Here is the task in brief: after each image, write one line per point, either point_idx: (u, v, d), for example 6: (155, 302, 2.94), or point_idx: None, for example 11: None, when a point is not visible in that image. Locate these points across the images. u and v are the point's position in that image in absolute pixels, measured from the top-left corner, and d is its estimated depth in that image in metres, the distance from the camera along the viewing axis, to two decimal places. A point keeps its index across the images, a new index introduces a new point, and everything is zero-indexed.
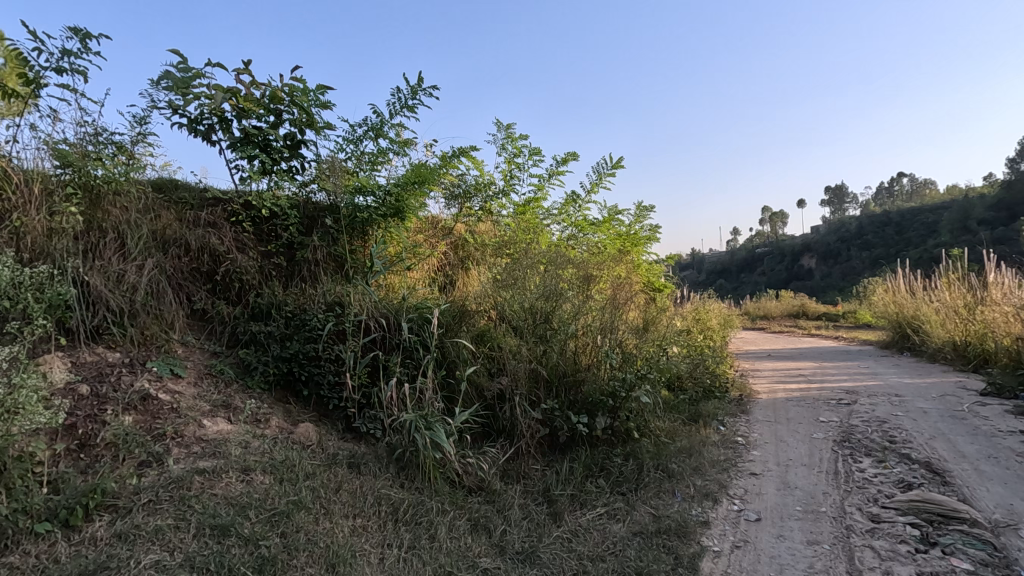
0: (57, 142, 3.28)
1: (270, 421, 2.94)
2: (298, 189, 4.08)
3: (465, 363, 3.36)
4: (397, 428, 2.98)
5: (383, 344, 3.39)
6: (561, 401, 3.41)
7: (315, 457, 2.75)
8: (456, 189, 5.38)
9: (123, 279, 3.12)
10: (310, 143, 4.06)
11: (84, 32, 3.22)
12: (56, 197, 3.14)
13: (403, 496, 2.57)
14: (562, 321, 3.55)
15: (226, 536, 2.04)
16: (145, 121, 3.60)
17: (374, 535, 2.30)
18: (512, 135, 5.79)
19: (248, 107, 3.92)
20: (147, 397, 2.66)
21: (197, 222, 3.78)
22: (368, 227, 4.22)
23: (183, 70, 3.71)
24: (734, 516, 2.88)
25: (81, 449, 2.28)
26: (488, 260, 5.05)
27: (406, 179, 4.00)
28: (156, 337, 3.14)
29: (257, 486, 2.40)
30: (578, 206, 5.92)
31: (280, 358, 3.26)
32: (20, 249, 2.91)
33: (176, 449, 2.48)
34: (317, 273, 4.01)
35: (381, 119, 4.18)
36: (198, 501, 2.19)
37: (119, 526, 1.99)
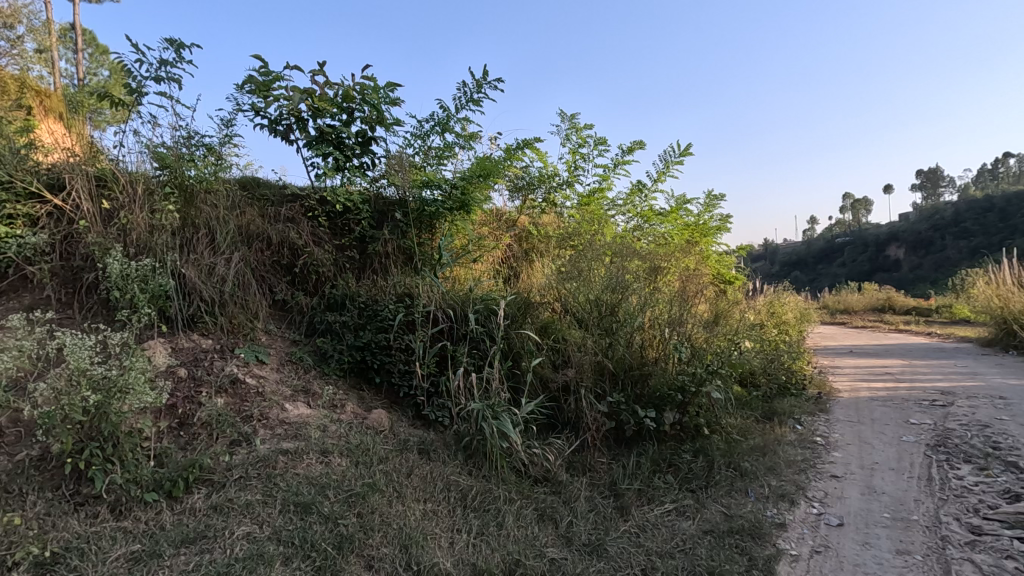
0: (156, 146, 3.58)
1: (346, 407, 3.08)
2: (369, 184, 4.24)
3: (530, 355, 3.38)
4: (465, 417, 3.05)
5: (451, 335, 3.47)
6: (628, 394, 3.35)
7: (387, 443, 2.85)
8: (520, 181, 5.38)
9: (214, 271, 3.36)
10: (380, 140, 4.20)
11: (178, 42, 3.50)
12: (156, 197, 3.43)
13: (472, 483, 2.63)
14: (629, 313, 3.48)
15: (309, 513, 2.17)
16: (232, 124, 3.86)
17: (444, 519, 2.37)
18: (577, 125, 5.72)
19: (323, 106, 4.10)
20: (236, 381, 2.86)
21: (278, 218, 4.00)
22: (436, 221, 4.31)
23: (264, 74, 3.93)
24: (813, 520, 2.74)
25: (181, 427, 2.48)
26: (552, 252, 5.03)
27: (472, 172, 4.04)
28: (243, 326, 3.36)
29: (335, 468, 2.53)
30: (644, 196, 5.77)
31: (354, 347, 3.41)
32: (127, 244, 3.20)
33: (263, 431, 2.66)
34: (387, 265, 4.16)
35: (448, 113, 4.26)
36: (283, 480, 2.34)
37: (215, 499, 2.16)
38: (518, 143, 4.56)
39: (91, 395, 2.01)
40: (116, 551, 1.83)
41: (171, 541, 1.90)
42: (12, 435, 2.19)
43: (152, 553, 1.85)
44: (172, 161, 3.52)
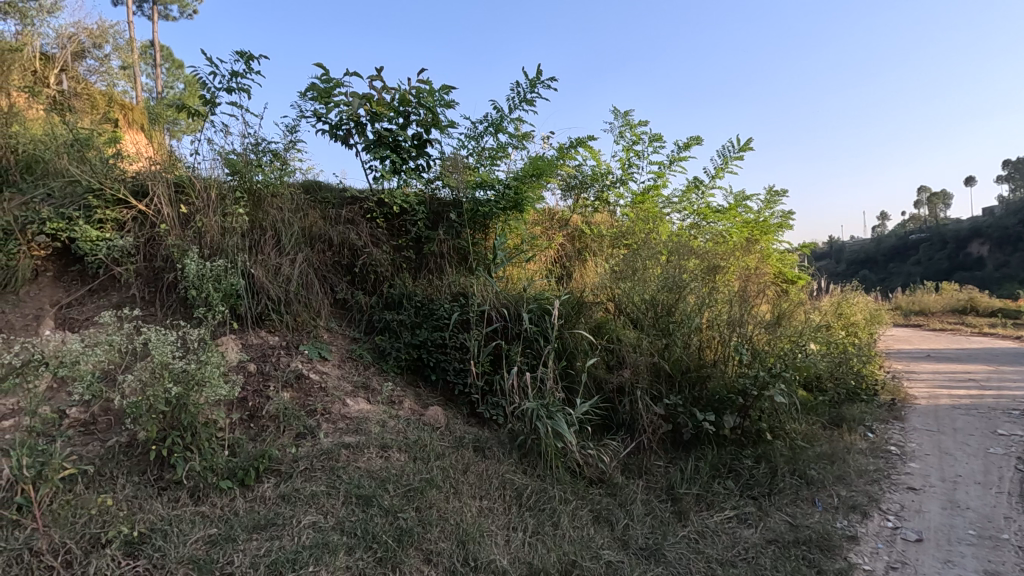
0: (227, 153, 3.78)
1: (403, 403, 3.16)
2: (425, 185, 4.32)
3: (585, 355, 3.36)
4: (519, 416, 3.06)
5: (505, 334, 3.49)
6: (685, 397, 3.27)
7: (443, 439, 2.91)
8: (573, 180, 5.34)
9: (280, 271, 3.53)
10: (435, 142, 4.29)
11: (247, 54, 3.69)
12: (227, 201, 3.62)
13: (527, 482, 2.64)
14: (685, 313, 3.38)
15: (370, 506, 2.24)
16: (296, 131, 4.03)
17: (500, 517, 2.39)
18: (631, 121, 5.62)
19: (381, 110, 4.22)
20: (301, 376, 2.99)
21: (339, 220, 4.15)
22: (489, 220, 4.34)
23: (326, 81, 4.09)
24: (889, 534, 2.58)
25: (251, 419, 2.62)
26: (605, 252, 4.96)
27: (525, 172, 4.03)
28: (306, 324, 3.51)
29: (394, 462, 2.59)
30: (701, 193, 5.61)
31: (410, 344, 3.49)
32: (202, 246, 3.41)
33: (326, 424, 2.77)
34: (442, 265, 4.24)
35: (501, 114, 4.28)
36: (345, 472, 2.43)
37: (283, 488, 2.27)
38: (572, 142, 4.53)
39: (172, 387, 2.14)
40: (196, 534, 1.95)
41: (244, 527, 2.01)
42: (104, 423, 2.39)
43: (227, 537, 1.96)
44: (241, 167, 3.71)
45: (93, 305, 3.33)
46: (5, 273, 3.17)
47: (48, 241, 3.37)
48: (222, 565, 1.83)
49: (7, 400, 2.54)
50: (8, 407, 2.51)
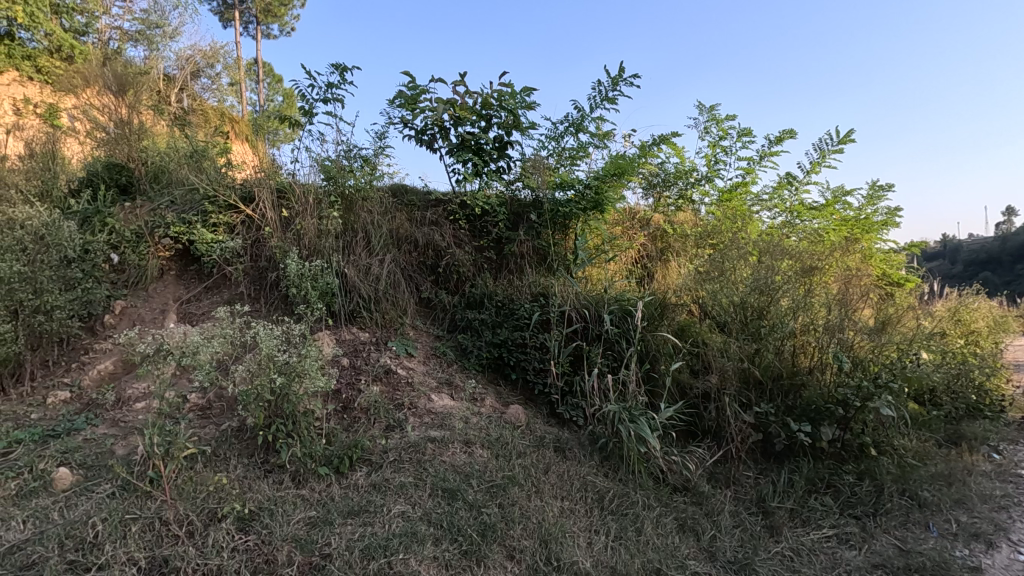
0: (323, 159, 4.01)
1: (485, 401, 3.22)
2: (505, 187, 4.39)
3: (669, 358, 3.26)
4: (600, 418, 3.03)
5: (585, 335, 3.47)
6: (777, 405, 3.09)
7: (525, 438, 2.94)
8: (654, 179, 5.20)
9: (370, 271, 3.72)
10: (516, 144, 4.34)
11: (342, 66, 3.92)
12: (323, 205, 3.85)
13: (609, 486, 2.61)
14: (778, 317, 3.18)
15: (455, 499, 2.31)
16: (384, 137, 4.22)
17: (582, 519, 2.37)
18: (717, 116, 5.39)
19: (464, 114, 4.33)
20: (389, 371, 3.14)
21: (424, 222, 4.31)
22: (569, 221, 4.31)
23: (413, 89, 4.26)
24: (1019, 567, 2.36)
25: (344, 410, 2.76)
26: (689, 252, 4.78)
27: (605, 171, 3.95)
28: (393, 321, 3.67)
29: (477, 458, 2.66)
30: (794, 189, 5.28)
31: (492, 343, 3.55)
32: (301, 247, 3.66)
33: (413, 418, 2.88)
34: (523, 265, 4.29)
35: (582, 114, 4.26)
36: (431, 465, 2.52)
37: (375, 477, 2.39)
38: (655, 140, 4.42)
39: (276, 377, 2.30)
40: (298, 515, 2.10)
41: (340, 512, 2.14)
42: (218, 408, 2.65)
43: (325, 520, 2.09)
44: (335, 173, 3.93)
45: (208, 301, 3.67)
46: (138, 272, 3.59)
47: (172, 243, 3.78)
48: (321, 545, 1.96)
49: (139, 384, 2.86)
50: (141, 390, 2.83)
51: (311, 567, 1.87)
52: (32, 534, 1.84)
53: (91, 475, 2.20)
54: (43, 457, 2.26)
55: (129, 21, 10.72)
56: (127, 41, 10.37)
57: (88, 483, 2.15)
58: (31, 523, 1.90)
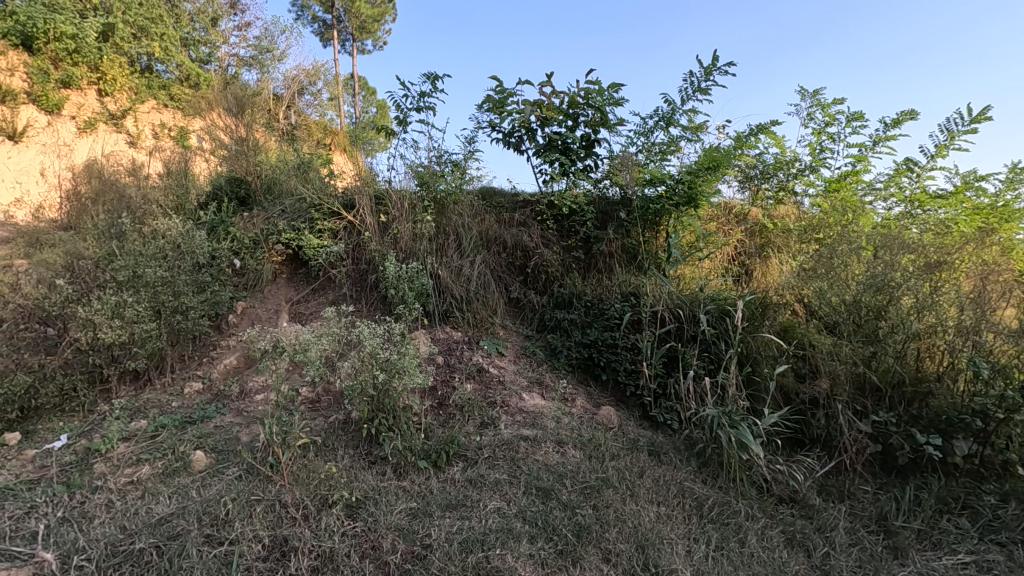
0: (417, 166, 4.19)
1: (576, 401, 3.21)
2: (594, 185, 4.34)
3: (772, 361, 3.07)
4: (696, 423, 2.91)
5: (679, 335, 3.35)
6: (899, 415, 2.81)
7: (617, 440, 2.89)
8: (751, 171, 4.73)
9: (461, 272, 3.84)
10: (604, 141, 4.28)
11: (433, 75, 4.07)
12: (417, 210, 4.02)
13: (709, 493, 2.51)
14: (899, 318, 2.88)
15: (549, 498, 2.32)
16: (474, 142, 4.34)
17: (680, 526, 2.29)
18: (823, 100, 4.99)
19: (550, 115, 4.34)
20: (481, 370, 3.23)
21: (512, 223, 4.37)
22: (660, 218, 4.18)
23: (500, 92, 4.33)
24: None
25: (440, 406, 2.86)
26: (792, 248, 4.52)
27: (699, 165, 3.72)
28: (484, 321, 3.76)
29: (570, 458, 2.65)
30: (914, 175, 4.77)
31: (581, 344, 3.53)
32: (398, 250, 3.85)
33: (506, 416, 2.94)
34: (612, 265, 4.23)
35: (673, 107, 4.12)
36: (525, 463, 2.55)
37: (471, 473, 2.46)
38: (753, 131, 4.17)
39: (378, 373, 2.44)
40: (400, 505, 2.20)
41: (439, 505, 2.22)
42: (327, 402, 2.86)
43: (425, 511, 2.18)
44: (427, 178, 4.09)
45: (316, 302, 3.97)
46: (255, 275, 3.95)
47: (283, 249, 4.12)
48: (422, 536, 2.05)
49: (259, 378, 3.15)
50: (260, 383, 3.12)
51: (414, 556, 1.96)
52: (176, 509, 2.08)
53: (221, 459, 2.45)
54: (183, 441, 2.55)
55: (244, 47, 11.79)
56: (242, 66, 11.39)
57: (219, 466, 2.40)
58: (175, 499, 2.15)
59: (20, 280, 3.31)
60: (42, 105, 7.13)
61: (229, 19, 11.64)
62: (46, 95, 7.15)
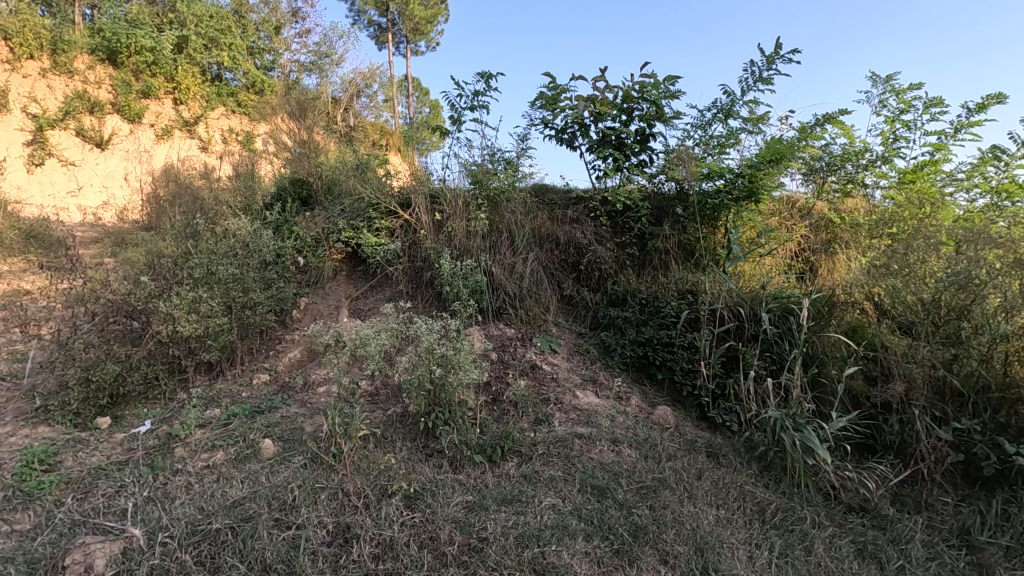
0: (470, 164, 4.23)
1: (631, 400, 3.17)
2: (648, 181, 4.25)
3: (840, 363, 2.92)
4: (758, 425, 2.81)
5: (739, 334, 3.25)
6: (985, 422, 2.61)
7: (674, 440, 2.84)
8: (816, 164, 4.48)
9: (515, 269, 3.86)
10: (659, 135, 4.19)
11: (487, 74, 4.11)
12: (470, 208, 4.07)
13: (771, 498, 2.42)
14: (985, 319, 2.68)
15: (605, 497, 2.31)
16: (527, 139, 4.34)
17: (741, 530, 2.22)
18: (897, 87, 4.69)
19: (604, 110, 4.29)
20: (535, 367, 3.25)
21: (565, 220, 4.35)
22: (718, 213, 4.05)
23: (553, 89, 4.32)
24: None
25: (495, 402, 2.89)
26: (862, 244, 4.29)
27: (760, 157, 3.58)
28: (537, 318, 3.77)
29: (625, 458, 2.62)
30: (1002, 165, 4.41)
31: (636, 342, 3.48)
32: (452, 247, 3.91)
33: (560, 413, 2.94)
34: (668, 262, 4.15)
35: (732, 98, 3.98)
36: (579, 461, 2.55)
37: (525, 468, 2.47)
38: (819, 121, 3.98)
39: (435, 368, 2.49)
40: (456, 498, 2.24)
41: (494, 499, 2.25)
42: (385, 395, 2.95)
43: (481, 505, 2.21)
44: (481, 176, 4.13)
45: (374, 299, 4.11)
46: (317, 273, 4.12)
47: (343, 247, 4.27)
48: (478, 529, 2.08)
49: (322, 371, 3.28)
50: (322, 376, 3.25)
51: (470, 548, 1.99)
52: (248, 492, 2.20)
53: (288, 447, 2.57)
54: (253, 429, 2.70)
55: (304, 54, 12.26)
56: (303, 72, 11.85)
57: (286, 454, 2.52)
58: (247, 484, 2.28)
59: (109, 278, 3.59)
60: (125, 114, 7.73)
61: (291, 27, 12.14)
62: (129, 105, 7.74)
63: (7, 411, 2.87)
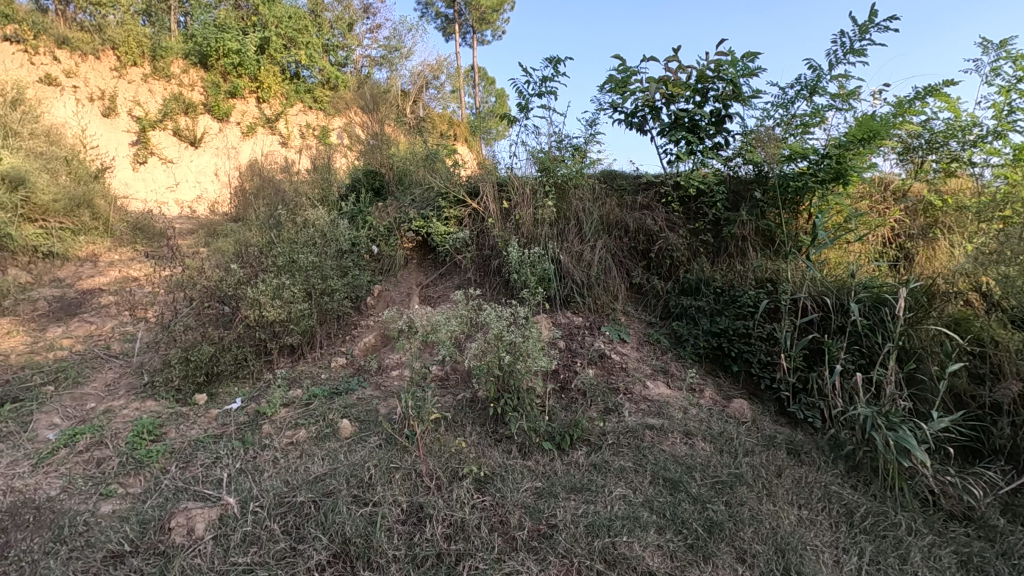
0: (538, 152, 4.20)
1: (704, 393, 3.07)
2: (724, 164, 4.05)
3: (942, 359, 2.67)
4: (845, 423, 2.64)
5: (824, 326, 3.05)
6: None
7: (752, 435, 2.72)
8: (913, 142, 4.04)
9: (582, 257, 3.82)
10: (736, 116, 3.98)
11: (555, 59, 4.05)
12: (538, 196, 4.05)
13: (861, 501, 2.27)
14: None
15: (678, 490, 2.25)
16: (595, 124, 4.25)
17: (827, 533, 2.10)
18: (1013, 52, 4.18)
19: (677, 92, 4.12)
20: (604, 356, 3.21)
21: (635, 206, 4.23)
22: (801, 197, 3.81)
23: (623, 72, 4.20)
24: None
25: (563, 390, 2.88)
26: (968, 229, 3.89)
27: (850, 136, 3.31)
28: (606, 306, 3.72)
29: (699, 451, 2.54)
30: None
31: (710, 332, 3.35)
32: (520, 235, 3.92)
33: (630, 404, 2.89)
34: (745, 249, 3.95)
35: (818, 73, 3.71)
36: (651, 452, 2.50)
37: (595, 458, 2.45)
38: (920, 95, 3.62)
39: (504, 355, 2.51)
40: (526, 484, 2.26)
41: (564, 487, 2.25)
42: (455, 379, 3.02)
43: (551, 492, 2.22)
44: (548, 163, 4.10)
45: (444, 286, 4.20)
46: (390, 261, 4.26)
47: (414, 236, 4.39)
48: (548, 515, 2.09)
49: (395, 356, 3.40)
50: (396, 360, 3.37)
51: (540, 534, 2.01)
52: (329, 469, 2.32)
53: (364, 428, 2.69)
54: (332, 409, 2.84)
55: (375, 49, 12.60)
56: (375, 67, 12.20)
57: (362, 434, 2.63)
58: (328, 461, 2.40)
59: (204, 266, 3.88)
60: (215, 114, 8.27)
61: (362, 22, 12.47)
62: (218, 105, 8.27)
63: (121, 385, 3.18)
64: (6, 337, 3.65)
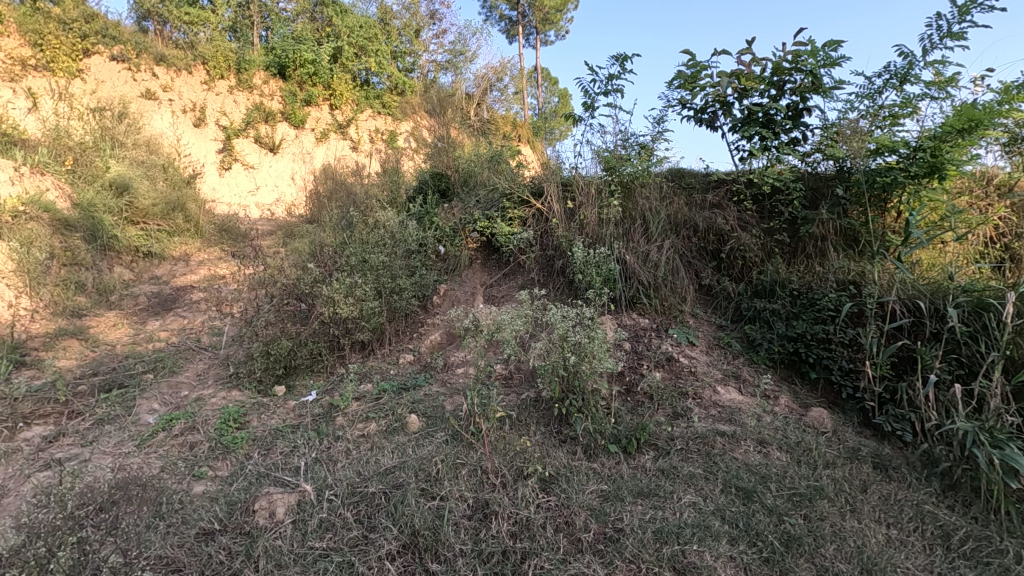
0: (603, 151, 4.15)
1: (779, 400, 2.94)
2: (801, 160, 3.84)
3: None
4: (940, 437, 2.44)
5: (916, 332, 2.83)
6: None
7: (833, 446, 2.57)
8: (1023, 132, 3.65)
9: (648, 258, 3.74)
10: (816, 109, 3.76)
11: (622, 56, 3.99)
12: (603, 196, 4.00)
13: (959, 523, 2.09)
14: None
15: (751, 500, 2.16)
16: (663, 122, 4.15)
17: (921, 556, 1.95)
18: None
19: (750, 85, 3.95)
20: (671, 359, 3.13)
21: (704, 205, 4.09)
22: (888, 193, 3.55)
23: (693, 66, 4.07)
24: None
25: (628, 393, 2.83)
26: None
27: (948, 126, 3.05)
28: (673, 308, 3.63)
29: (774, 461, 2.43)
30: None
31: (786, 337, 3.18)
32: (585, 235, 3.90)
33: (698, 409, 2.81)
34: (825, 249, 3.73)
35: (910, 60, 3.45)
36: (722, 460, 2.41)
37: (662, 463, 2.40)
38: None
39: (569, 356, 2.49)
40: (591, 486, 2.24)
41: (630, 491, 2.21)
42: (519, 378, 3.04)
43: (616, 495, 2.19)
44: (614, 162, 4.03)
45: (508, 286, 4.24)
46: (455, 261, 4.35)
47: (478, 236, 4.45)
48: (614, 519, 2.07)
49: (461, 354, 3.47)
50: (461, 358, 3.44)
51: (606, 537, 1.99)
52: (398, 462, 2.40)
53: (431, 423, 2.75)
54: (401, 404, 2.93)
55: (441, 54, 12.87)
56: (440, 71, 12.47)
57: (430, 429, 2.69)
58: (397, 454, 2.48)
59: (283, 264, 4.11)
60: (292, 121, 8.75)
61: (429, 29, 12.78)
62: (294, 113, 8.75)
63: (210, 375, 3.43)
64: (112, 329, 4.01)
